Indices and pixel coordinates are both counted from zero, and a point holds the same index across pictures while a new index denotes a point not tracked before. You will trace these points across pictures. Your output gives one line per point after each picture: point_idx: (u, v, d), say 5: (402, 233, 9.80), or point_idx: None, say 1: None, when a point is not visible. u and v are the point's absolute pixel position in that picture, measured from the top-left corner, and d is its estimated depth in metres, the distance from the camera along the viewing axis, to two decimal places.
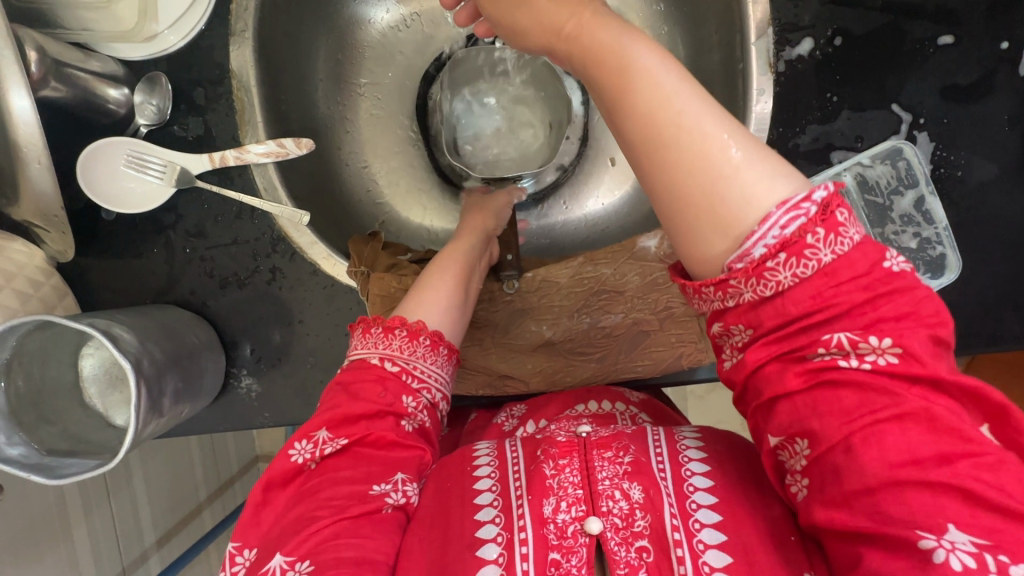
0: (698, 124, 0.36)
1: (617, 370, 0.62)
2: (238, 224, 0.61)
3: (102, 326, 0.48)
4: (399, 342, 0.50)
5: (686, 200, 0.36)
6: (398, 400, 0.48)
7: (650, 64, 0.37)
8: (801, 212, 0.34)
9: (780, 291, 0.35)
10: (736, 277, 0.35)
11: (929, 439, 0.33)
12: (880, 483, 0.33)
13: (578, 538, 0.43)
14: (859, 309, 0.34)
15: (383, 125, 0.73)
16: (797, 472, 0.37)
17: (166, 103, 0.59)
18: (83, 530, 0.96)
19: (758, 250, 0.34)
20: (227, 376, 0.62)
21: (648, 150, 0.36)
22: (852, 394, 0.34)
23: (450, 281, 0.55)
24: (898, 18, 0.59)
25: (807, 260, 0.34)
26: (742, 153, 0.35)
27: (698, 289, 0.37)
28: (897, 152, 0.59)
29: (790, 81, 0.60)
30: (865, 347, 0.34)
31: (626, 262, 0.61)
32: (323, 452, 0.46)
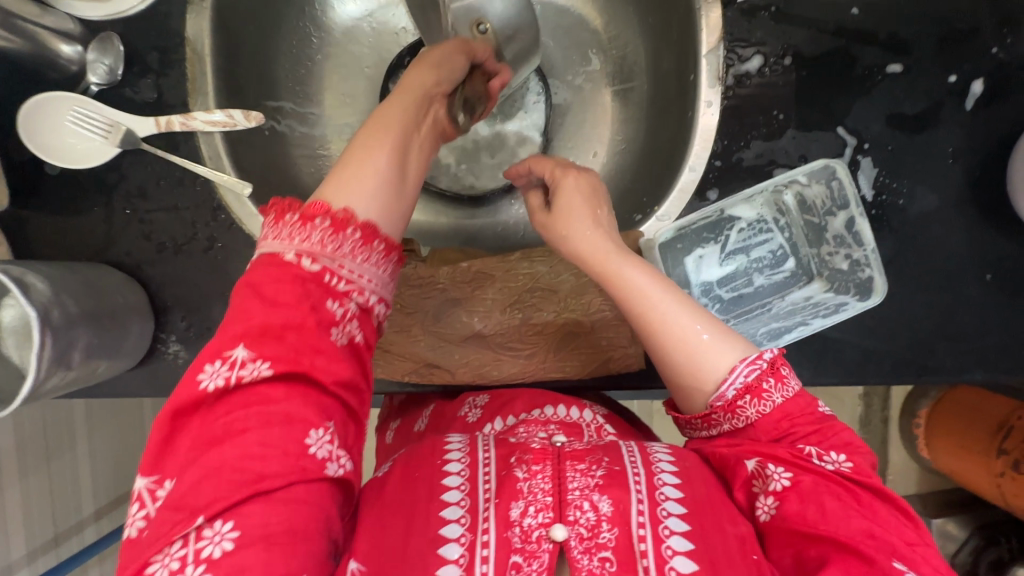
0: (679, 326, 0.49)
1: (545, 369, 0.62)
2: (180, 191, 0.61)
3: (15, 273, 0.48)
4: (321, 235, 0.43)
5: (671, 368, 0.50)
6: (322, 306, 0.42)
7: (640, 279, 0.50)
8: (757, 365, 0.48)
9: (750, 422, 0.49)
10: (717, 412, 0.49)
11: (881, 517, 0.44)
12: (856, 529, 0.42)
13: (542, 543, 0.44)
14: (813, 435, 0.48)
15: (344, 109, 0.73)
16: (769, 495, 0.45)
17: (118, 64, 0.60)
18: (17, 492, 0.93)
19: (730, 392, 0.48)
20: (155, 341, 0.62)
21: (650, 335, 0.50)
22: (821, 477, 0.45)
23: (380, 171, 0.47)
24: (850, 43, 0.60)
25: (765, 399, 0.48)
26: (710, 335, 0.49)
27: (688, 421, 0.51)
28: (831, 173, 0.58)
29: (738, 96, 0.60)
30: (830, 457, 0.46)
31: (562, 261, 0.62)
32: (239, 376, 0.40)
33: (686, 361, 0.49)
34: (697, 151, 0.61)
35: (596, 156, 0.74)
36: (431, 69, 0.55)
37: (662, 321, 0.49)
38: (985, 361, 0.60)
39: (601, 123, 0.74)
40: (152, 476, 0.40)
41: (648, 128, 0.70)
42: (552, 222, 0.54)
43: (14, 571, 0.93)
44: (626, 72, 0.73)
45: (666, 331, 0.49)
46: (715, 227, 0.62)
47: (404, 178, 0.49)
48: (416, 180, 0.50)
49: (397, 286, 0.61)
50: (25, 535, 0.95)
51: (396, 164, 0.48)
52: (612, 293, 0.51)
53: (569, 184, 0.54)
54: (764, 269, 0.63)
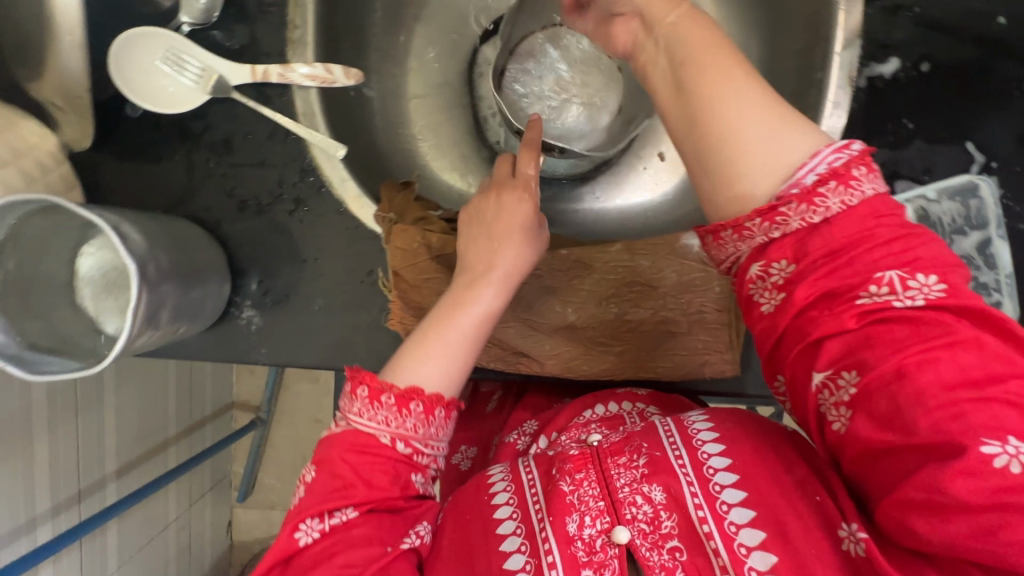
0: (750, 105, 0.38)
1: (637, 367, 0.59)
2: (268, 146, 0.57)
3: (110, 221, 0.44)
4: (414, 421, 0.48)
5: (720, 145, 0.39)
6: (407, 478, 0.48)
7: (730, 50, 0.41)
8: (845, 153, 0.38)
9: (827, 219, 0.37)
10: (787, 205, 0.37)
11: (975, 365, 0.34)
12: (938, 403, 0.33)
13: (608, 551, 0.45)
14: (895, 244, 0.37)
15: (432, 75, 0.69)
16: (841, 405, 0.37)
17: (215, 3, 0.55)
18: (44, 446, 0.90)
19: (809, 178, 0.37)
20: (229, 304, 0.59)
21: (713, 125, 0.39)
22: (903, 328, 0.35)
23: (467, 330, 0.50)
24: (990, 55, 0.57)
25: (852, 189, 0.37)
26: (772, 121, 0.38)
27: (743, 227, 0.38)
28: (974, 190, 0.56)
29: (868, 101, 0.57)
30: (913, 286, 0.36)
31: (665, 257, 0.59)
32: (330, 525, 0.46)
33: (734, 145, 0.38)
34: None
35: None
36: (520, 235, 0.53)
37: (738, 105, 0.39)
38: None
39: None
40: None
41: None
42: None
43: (37, 525, 0.89)
44: None
45: (738, 108, 0.38)
46: None
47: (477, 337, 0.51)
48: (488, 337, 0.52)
49: None
50: (50, 488, 0.92)
51: (478, 334, 0.50)
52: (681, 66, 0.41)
53: None
54: None
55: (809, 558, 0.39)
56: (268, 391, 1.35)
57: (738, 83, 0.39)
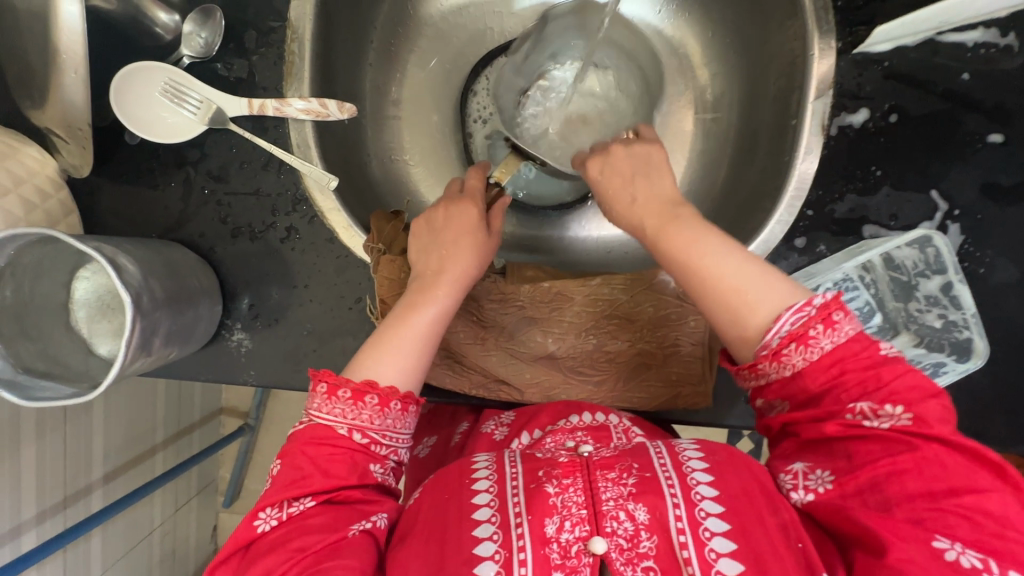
0: (722, 273, 0.47)
1: (613, 397, 0.62)
2: (263, 175, 0.59)
3: (107, 252, 0.46)
4: (369, 413, 0.49)
5: (714, 311, 0.47)
6: (365, 468, 0.48)
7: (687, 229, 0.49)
8: (806, 313, 0.43)
9: (797, 372, 0.43)
10: (764, 361, 0.44)
11: (937, 476, 0.40)
12: (900, 511, 0.40)
13: (582, 558, 0.45)
14: (868, 380, 0.42)
15: (425, 105, 0.71)
16: (807, 493, 0.45)
17: (215, 39, 0.58)
18: (32, 453, 0.90)
19: (775, 341, 0.44)
20: (219, 326, 0.60)
21: (695, 287, 0.48)
22: (871, 444, 0.42)
23: (421, 335, 0.52)
24: (955, 107, 0.59)
25: (812, 345, 0.43)
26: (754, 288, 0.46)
27: (736, 372, 0.47)
28: (926, 240, 0.58)
29: (837, 148, 0.60)
30: (884, 413, 0.41)
31: (643, 292, 0.61)
32: (289, 514, 0.46)
33: (728, 314, 0.46)
34: (790, 199, 0.60)
35: None
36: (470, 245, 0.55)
37: (708, 269, 0.47)
38: None
39: (680, 150, 0.73)
40: None
41: (731, 163, 0.69)
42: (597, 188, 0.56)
43: (22, 532, 0.90)
44: (714, 102, 0.72)
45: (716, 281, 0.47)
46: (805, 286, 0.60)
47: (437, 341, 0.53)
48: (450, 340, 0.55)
49: (477, 299, 0.62)
50: (37, 495, 0.92)
51: (427, 342, 0.52)
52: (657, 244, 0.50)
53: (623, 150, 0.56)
54: None
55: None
56: (257, 400, 1.36)
57: (690, 237, 0.49)
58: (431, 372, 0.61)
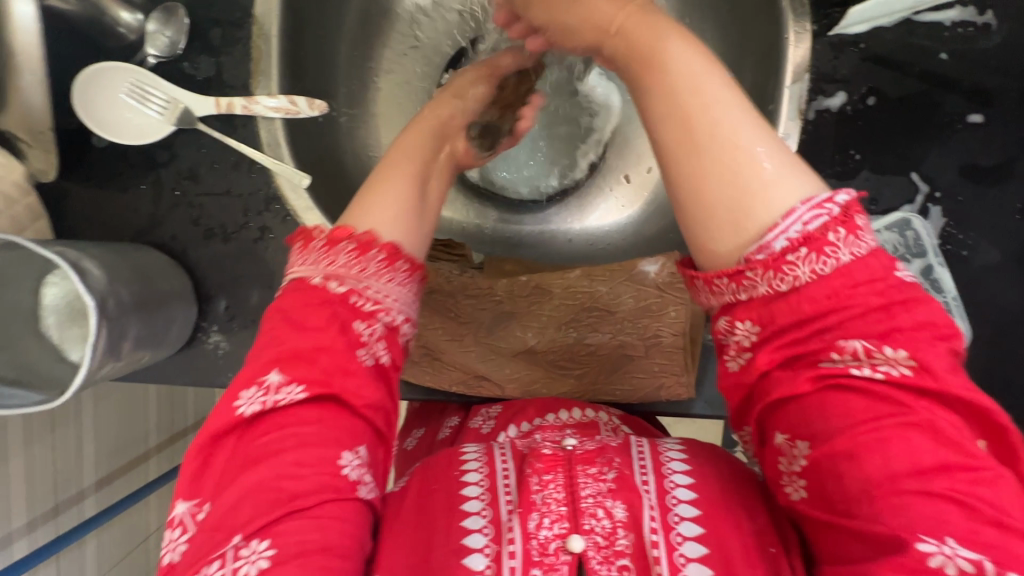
0: (733, 137, 0.37)
1: (595, 389, 0.61)
2: (234, 175, 0.58)
3: (70, 257, 0.46)
4: (346, 258, 0.44)
5: (702, 191, 0.38)
6: (349, 327, 0.43)
7: (693, 69, 0.38)
8: (824, 211, 0.36)
9: (796, 287, 0.36)
10: (753, 269, 0.36)
11: (941, 444, 0.34)
12: (880, 489, 0.34)
13: (559, 556, 0.44)
14: (873, 313, 0.36)
15: (400, 100, 0.70)
16: (795, 473, 0.38)
17: (180, 37, 0.57)
18: (20, 462, 0.90)
19: (778, 243, 0.36)
20: (196, 330, 0.59)
21: (685, 150, 0.38)
22: (859, 399, 0.35)
23: (403, 192, 0.48)
24: (934, 88, 0.58)
25: (826, 257, 0.36)
26: (772, 166, 0.37)
27: (709, 280, 0.38)
28: (907, 224, 0.58)
29: (816, 132, 0.59)
30: (880, 356, 0.35)
31: (623, 283, 0.60)
32: (275, 402, 0.40)
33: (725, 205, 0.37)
34: None
35: (650, 171, 0.73)
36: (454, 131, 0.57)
37: (718, 135, 0.37)
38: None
39: None
40: (183, 501, 0.39)
41: None
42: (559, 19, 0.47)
43: (13, 540, 0.90)
44: None
45: (719, 150, 0.37)
46: None
47: (426, 203, 0.50)
48: (437, 205, 0.51)
49: (454, 295, 0.60)
50: (27, 503, 0.92)
51: (416, 203, 0.48)
52: (658, 106, 0.39)
53: None
54: None
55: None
56: None
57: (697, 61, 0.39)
58: (410, 370, 0.61)
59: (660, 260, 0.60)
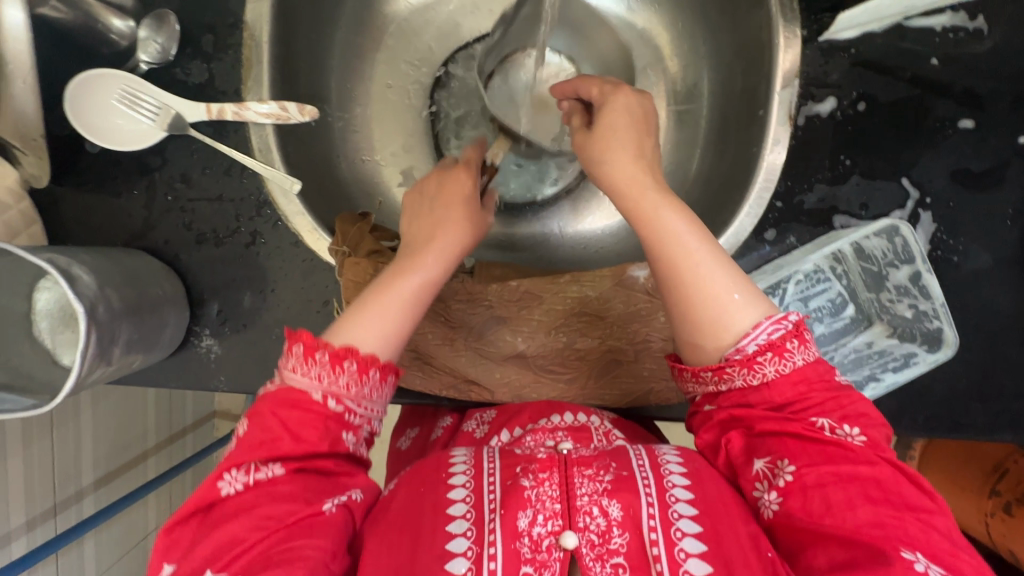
0: (709, 272, 0.46)
1: (586, 394, 0.61)
2: (225, 180, 0.59)
3: (60, 263, 0.46)
4: (348, 378, 0.46)
5: (687, 309, 0.47)
6: (339, 436, 0.46)
7: (677, 224, 0.46)
8: (783, 325, 0.46)
9: (766, 381, 0.45)
10: (732, 366, 0.45)
11: (893, 489, 0.42)
12: (861, 515, 0.41)
13: (552, 552, 0.44)
14: (829, 402, 0.45)
15: (393, 105, 0.71)
16: (773, 491, 0.44)
17: (171, 44, 0.57)
18: (19, 461, 0.91)
19: (750, 347, 0.45)
20: (188, 333, 0.60)
21: (672, 275, 0.47)
22: (833, 449, 0.43)
23: (402, 302, 0.50)
24: (924, 93, 0.58)
25: (787, 359, 0.45)
26: (739, 294, 0.46)
27: (696, 373, 0.47)
28: (895, 230, 0.58)
29: (806, 137, 0.59)
30: (841, 430, 0.44)
31: (612, 287, 0.60)
32: (255, 479, 0.44)
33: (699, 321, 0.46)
34: (759, 191, 0.60)
35: None
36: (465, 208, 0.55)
37: (693, 262, 0.46)
38: (1016, 424, 0.59)
39: None
40: (168, 562, 0.43)
41: (704, 155, 0.68)
42: (589, 143, 0.50)
43: (12, 539, 0.91)
44: (686, 94, 0.71)
45: (699, 278, 0.46)
46: (774, 278, 0.60)
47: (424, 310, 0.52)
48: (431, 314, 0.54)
49: (444, 300, 0.60)
50: (26, 502, 0.93)
51: (413, 312, 0.50)
52: (648, 246, 0.47)
53: (617, 101, 0.50)
54: (825, 318, 0.61)
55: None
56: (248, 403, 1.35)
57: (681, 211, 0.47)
58: (401, 374, 0.61)
59: None
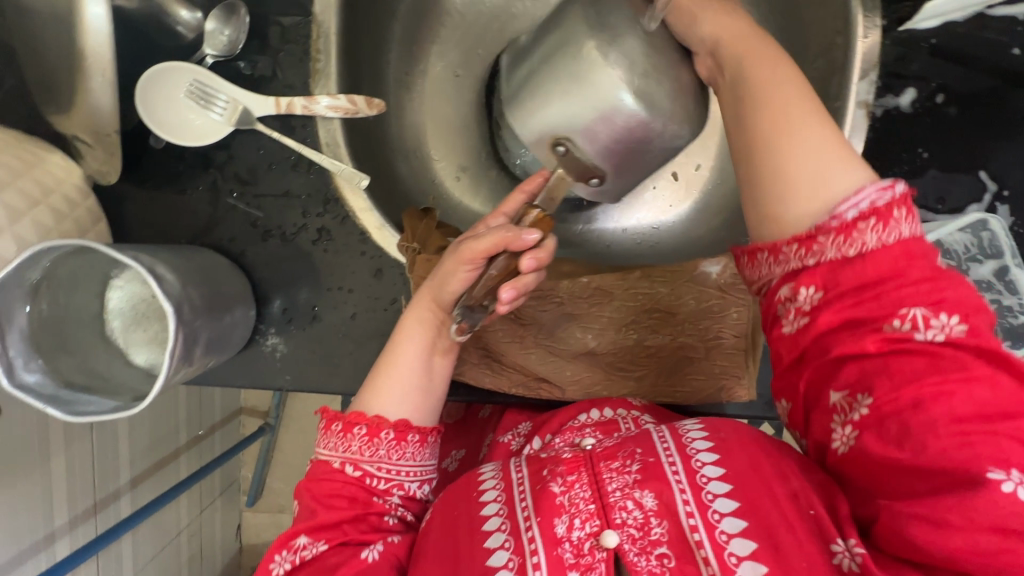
0: (798, 137, 0.41)
1: (656, 392, 0.61)
2: (292, 176, 0.58)
3: (146, 261, 0.45)
4: (359, 444, 0.50)
5: (774, 172, 0.41)
6: (369, 502, 0.50)
7: (772, 85, 0.43)
8: (888, 191, 0.38)
9: (860, 253, 0.38)
10: (824, 235, 0.38)
11: (993, 398, 0.36)
12: (949, 436, 0.35)
13: (595, 553, 0.44)
14: (923, 286, 0.37)
15: (448, 97, 0.69)
16: (848, 424, 0.39)
17: (239, 35, 0.56)
18: (62, 461, 0.90)
19: (850, 213, 0.38)
20: (254, 332, 0.59)
21: (751, 143, 0.42)
22: (919, 359, 0.37)
23: (405, 375, 0.51)
24: (1005, 85, 0.57)
25: (888, 228, 0.38)
26: (835, 156, 0.40)
27: (778, 247, 0.40)
28: (983, 223, 0.57)
29: (884, 131, 0.58)
30: (935, 322, 0.37)
31: (684, 284, 0.59)
32: (303, 557, 0.48)
33: (783, 185, 0.40)
34: None
35: (699, 169, 0.72)
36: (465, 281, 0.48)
37: (782, 122, 0.41)
38: None
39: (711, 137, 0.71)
40: None
41: None
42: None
43: (56, 539, 0.90)
44: None
45: (790, 145, 0.41)
46: None
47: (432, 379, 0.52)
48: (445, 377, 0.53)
49: None
50: (69, 501, 0.93)
51: (411, 381, 0.51)
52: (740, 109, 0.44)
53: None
54: None
55: (799, 568, 0.39)
56: (277, 400, 1.34)
57: (772, 71, 0.44)
58: (469, 371, 0.60)
59: (723, 261, 0.59)
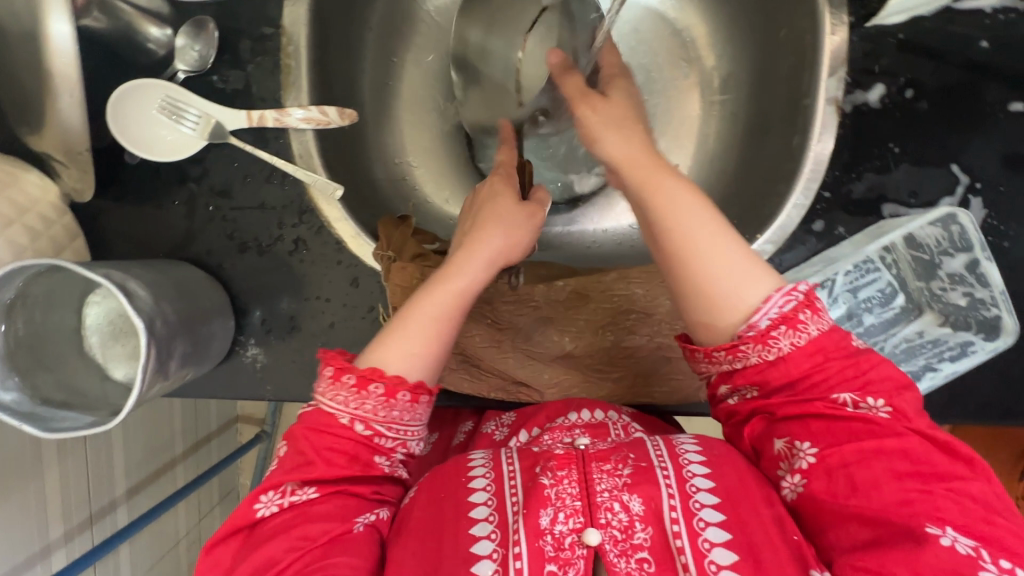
0: (709, 253, 0.44)
1: (635, 393, 0.61)
2: (267, 188, 0.58)
3: (117, 278, 0.46)
4: (374, 403, 0.46)
5: (693, 289, 0.44)
6: (370, 459, 0.47)
7: (675, 199, 0.45)
8: (794, 296, 0.43)
9: (782, 355, 0.43)
10: (745, 343, 0.43)
11: (922, 459, 0.41)
12: (888, 494, 0.40)
13: (576, 549, 0.44)
14: (851, 370, 0.43)
15: (424, 104, 0.69)
16: (796, 472, 0.43)
17: (210, 50, 0.57)
18: (56, 473, 0.91)
19: (762, 322, 0.43)
20: (233, 343, 0.59)
21: (674, 259, 0.45)
22: (858, 425, 0.42)
23: (432, 322, 0.49)
24: (976, 78, 0.57)
25: (800, 330, 0.43)
26: (741, 261, 0.44)
27: (708, 354, 0.45)
28: (952, 217, 0.56)
29: (855, 127, 0.59)
30: (865, 404, 0.42)
31: (660, 284, 0.60)
32: (291, 502, 0.46)
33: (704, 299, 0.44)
34: (807, 179, 0.59)
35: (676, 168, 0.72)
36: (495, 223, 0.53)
37: (692, 233, 0.44)
38: None
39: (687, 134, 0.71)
40: None
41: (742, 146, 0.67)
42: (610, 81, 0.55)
43: (52, 551, 0.91)
44: (722, 84, 0.69)
45: (705, 270, 0.44)
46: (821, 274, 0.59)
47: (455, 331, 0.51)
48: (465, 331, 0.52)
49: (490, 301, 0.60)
50: (64, 513, 0.94)
51: (445, 327, 0.49)
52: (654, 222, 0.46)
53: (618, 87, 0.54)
54: (874, 308, 0.61)
55: None
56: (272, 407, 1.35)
57: (682, 190, 0.46)
58: (449, 377, 0.60)
59: None
